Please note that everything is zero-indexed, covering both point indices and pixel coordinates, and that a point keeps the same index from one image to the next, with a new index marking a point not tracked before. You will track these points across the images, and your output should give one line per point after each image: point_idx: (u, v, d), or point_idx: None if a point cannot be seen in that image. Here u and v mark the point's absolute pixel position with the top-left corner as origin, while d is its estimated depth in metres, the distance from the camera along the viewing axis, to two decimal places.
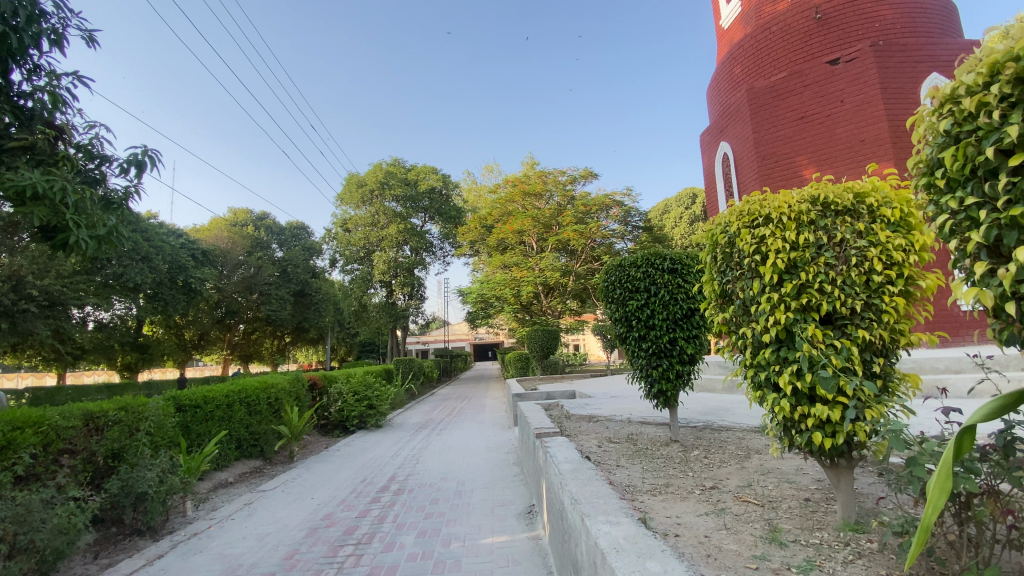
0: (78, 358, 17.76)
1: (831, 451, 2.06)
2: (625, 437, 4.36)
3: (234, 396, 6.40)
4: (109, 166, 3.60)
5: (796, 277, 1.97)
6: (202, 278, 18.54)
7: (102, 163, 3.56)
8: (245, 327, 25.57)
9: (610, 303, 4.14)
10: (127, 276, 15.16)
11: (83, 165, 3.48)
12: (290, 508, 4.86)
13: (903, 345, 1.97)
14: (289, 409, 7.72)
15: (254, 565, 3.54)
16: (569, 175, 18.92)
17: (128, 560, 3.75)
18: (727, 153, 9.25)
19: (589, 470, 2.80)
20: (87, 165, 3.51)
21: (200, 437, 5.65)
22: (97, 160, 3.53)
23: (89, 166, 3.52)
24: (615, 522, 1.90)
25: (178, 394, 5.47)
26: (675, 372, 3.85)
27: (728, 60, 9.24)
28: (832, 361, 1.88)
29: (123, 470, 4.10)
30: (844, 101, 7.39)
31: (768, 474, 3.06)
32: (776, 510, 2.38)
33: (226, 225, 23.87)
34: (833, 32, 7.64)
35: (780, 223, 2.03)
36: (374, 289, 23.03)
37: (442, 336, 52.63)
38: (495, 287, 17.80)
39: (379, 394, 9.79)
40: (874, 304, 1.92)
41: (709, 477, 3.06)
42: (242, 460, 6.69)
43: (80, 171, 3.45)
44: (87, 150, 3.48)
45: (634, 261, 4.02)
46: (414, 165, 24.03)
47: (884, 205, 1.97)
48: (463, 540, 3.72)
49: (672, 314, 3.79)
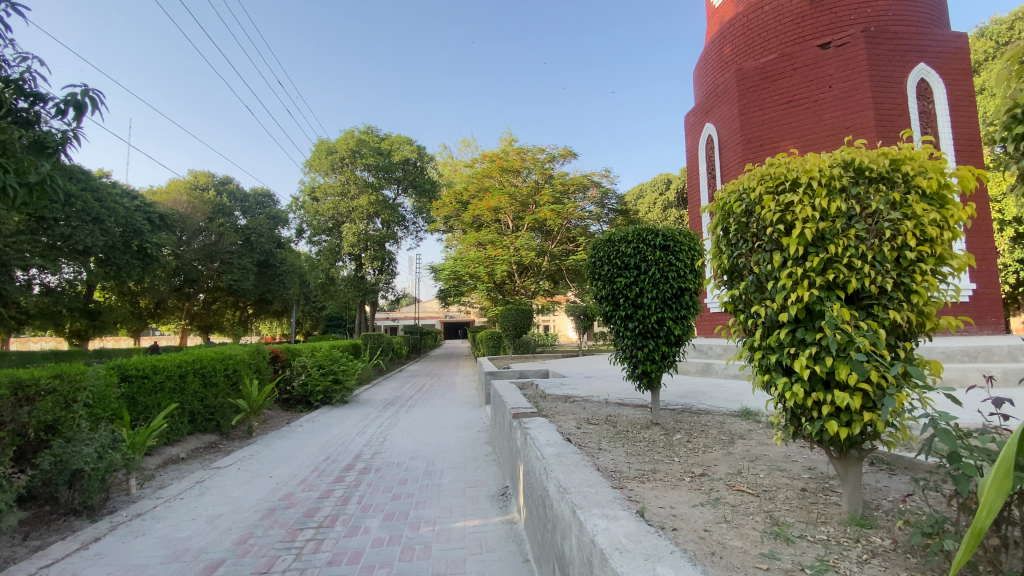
0: (22, 323, 16.68)
1: (844, 442, 1.92)
2: (605, 419, 4.20)
3: (188, 366, 5.99)
4: (44, 106, 3.11)
5: (823, 251, 1.76)
6: (159, 244, 17.52)
7: (36, 103, 3.07)
8: (205, 296, 24.53)
9: (596, 280, 3.91)
10: (75, 238, 14.16)
11: (12, 103, 2.99)
12: (247, 487, 4.54)
13: (927, 329, 1.82)
14: (248, 382, 7.30)
15: (203, 550, 3.24)
16: (547, 153, 18.63)
17: (60, 543, 3.39)
18: (712, 135, 9.09)
19: (575, 455, 2.57)
20: (19, 103, 3.02)
21: (148, 409, 5.24)
22: (30, 98, 3.04)
23: (21, 105, 3.03)
24: (613, 517, 1.69)
25: (124, 362, 5.06)
26: (660, 354, 3.67)
27: (718, 39, 9.02)
28: (861, 343, 1.71)
29: (56, 445, 3.72)
30: (832, 87, 7.30)
31: (757, 461, 2.94)
32: (775, 501, 2.24)
33: (185, 188, 22.68)
34: (825, 16, 7.51)
35: (809, 189, 1.81)
36: (342, 262, 22.35)
37: (411, 312, 52.05)
38: (468, 264, 17.41)
39: (345, 368, 9.43)
40: (904, 284, 1.75)
41: (699, 464, 2.90)
42: (194, 435, 6.30)
43: (9, 109, 2.97)
44: (17, 85, 2.98)
45: (624, 236, 3.77)
46: (388, 134, 23.22)
47: (920, 174, 1.79)
48: (432, 524, 3.50)
49: (661, 293, 3.59)
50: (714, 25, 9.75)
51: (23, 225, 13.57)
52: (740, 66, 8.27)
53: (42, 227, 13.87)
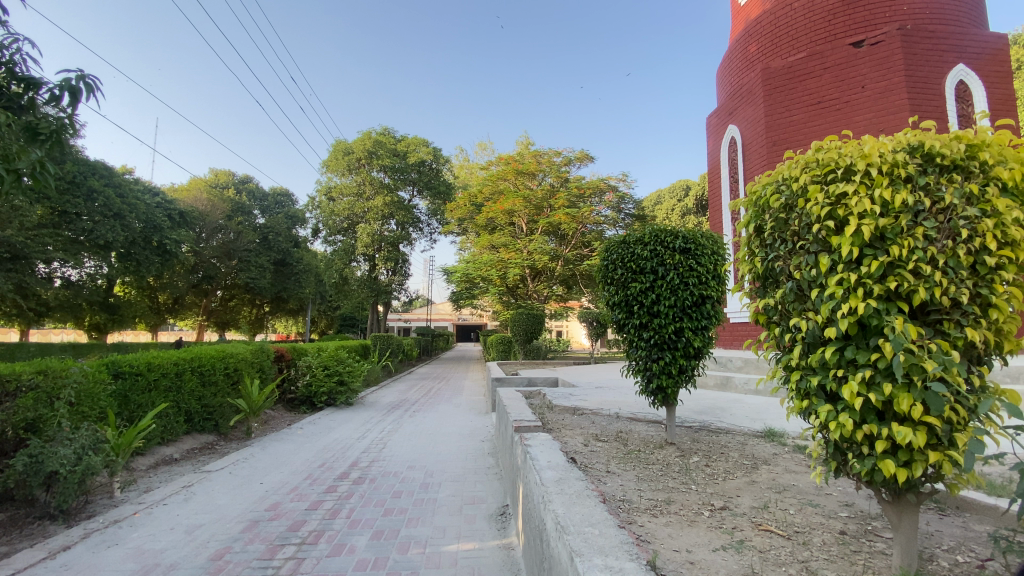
0: (43, 315, 16.89)
1: (900, 485, 1.60)
2: (614, 435, 3.89)
3: (185, 364, 5.81)
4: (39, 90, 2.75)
5: (884, 253, 1.44)
6: (178, 240, 17.57)
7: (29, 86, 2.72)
8: (222, 293, 24.71)
9: (609, 285, 3.60)
10: (96, 233, 14.27)
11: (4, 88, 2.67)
12: (234, 495, 4.31)
13: (1004, 352, 1.49)
14: (249, 382, 7.11)
15: (173, 566, 3.00)
16: (563, 157, 18.40)
17: (27, 551, 3.18)
18: (735, 137, 8.71)
19: (578, 482, 2.26)
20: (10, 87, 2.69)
21: (141, 408, 5.07)
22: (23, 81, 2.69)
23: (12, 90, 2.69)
24: (616, 570, 1.39)
25: (116, 359, 4.90)
26: (677, 368, 3.35)
27: (743, 38, 8.66)
28: (928, 368, 1.38)
29: (33, 445, 3.53)
30: (865, 87, 6.90)
31: (785, 493, 2.60)
32: (810, 547, 1.91)
33: (205, 186, 22.92)
34: (858, 13, 7.12)
35: (866, 178, 1.49)
36: (356, 263, 22.33)
37: (425, 315, 52.00)
38: (481, 267, 17.15)
39: (351, 369, 9.22)
40: (980, 296, 1.42)
41: (719, 495, 2.57)
42: (191, 435, 6.13)
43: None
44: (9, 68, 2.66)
45: (641, 238, 3.46)
46: (404, 136, 23.18)
47: (1000, 163, 1.46)
48: (423, 546, 3.21)
49: (680, 301, 3.26)
50: (739, 24, 9.38)
51: (46, 218, 13.72)
52: (766, 65, 7.91)
53: (65, 221, 14.02)
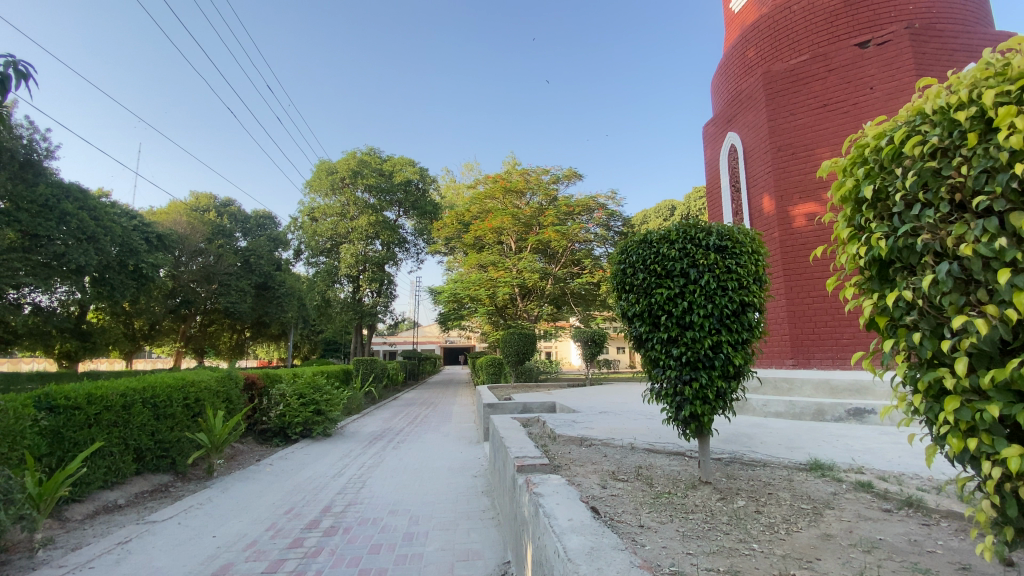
0: (10, 343, 15.77)
1: None
2: (635, 473, 3.27)
3: (136, 394, 5.07)
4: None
5: None
6: (155, 264, 16.65)
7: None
8: (202, 318, 23.72)
9: (626, 293, 3.00)
10: (68, 258, 13.34)
11: None
12: (177, 554, 3.55)
13: None
14: (212, 414, 6.34)
15: None
16: (551, 174, 18.02)
17: None
18: (735, 144, 8.33)
19: (618, 556, 1.62)
20: None
21: (77, 447, 4.31)
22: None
23: None
24: None
25: (50, 390, 4.19)
26: (714, 392, 2.76)
27: (739, 44, 8.35)
28: None
29: None
30: (874, 88, 6.57)
31: (877, 555, 2.01)
32: None
33: (185, 208, 22.11)
34: (862, 13, 6.86)
35: None
36: (339, 284, 21.52)
37: (412, 338, 50.93)
38: (470, 287, 16.50)
39: (328, 398, 8.45)
40: None
41: (796, 560, 1.94)
42: (141, 475, 5.35)
43: None
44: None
45: (666, 235, 2.90)
46: (390, 156, 22.83)
47: None
48: None
49: (718, 309, 2.70)
50: (734, 31, 9.11)
51: (15, 242, 12.81)
52: (767, 69, 7.57)
53: (36, 246, 13.00)
